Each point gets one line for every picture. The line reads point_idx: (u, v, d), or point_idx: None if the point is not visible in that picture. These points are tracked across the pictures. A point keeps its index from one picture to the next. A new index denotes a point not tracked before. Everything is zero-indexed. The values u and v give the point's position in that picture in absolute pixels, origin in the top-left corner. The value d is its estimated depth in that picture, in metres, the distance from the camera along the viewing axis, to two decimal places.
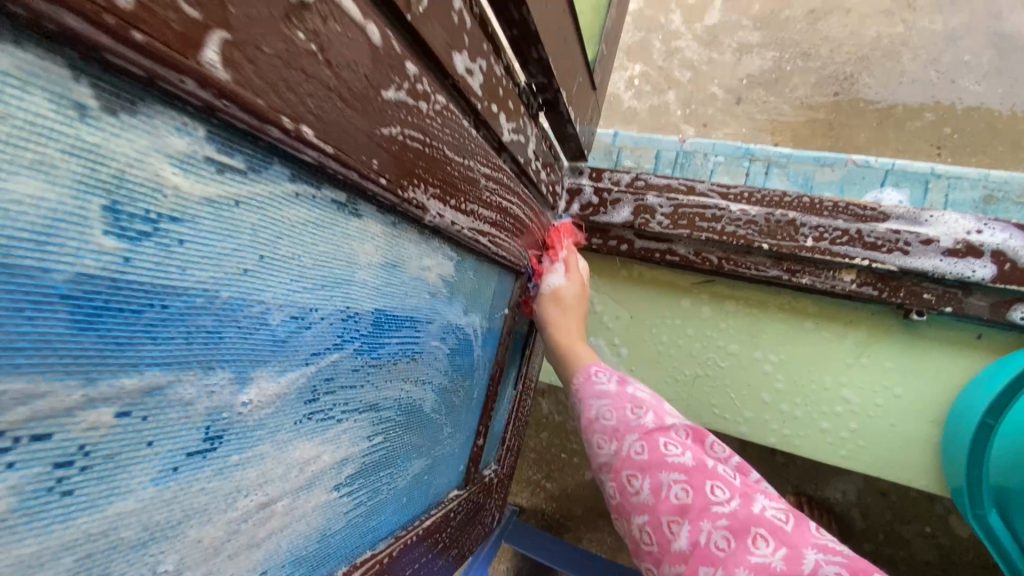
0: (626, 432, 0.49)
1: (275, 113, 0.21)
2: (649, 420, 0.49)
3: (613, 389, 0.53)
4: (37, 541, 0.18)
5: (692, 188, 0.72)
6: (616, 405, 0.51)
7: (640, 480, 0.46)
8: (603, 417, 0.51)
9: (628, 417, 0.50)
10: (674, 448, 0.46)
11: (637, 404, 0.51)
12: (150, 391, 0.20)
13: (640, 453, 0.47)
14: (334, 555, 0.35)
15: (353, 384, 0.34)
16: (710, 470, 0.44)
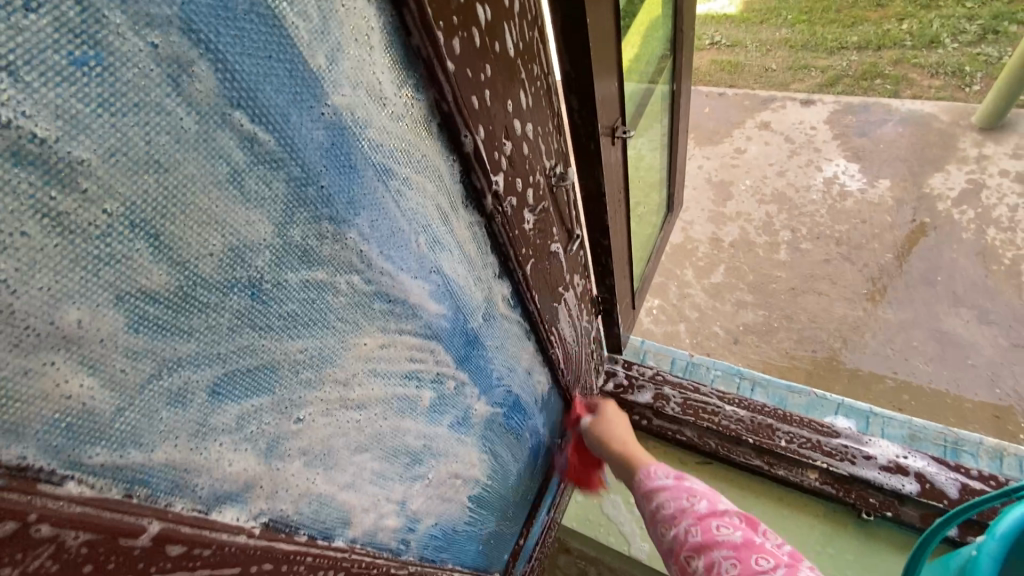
0: (681, 518, 0.53)
1: (532, 290, 0.53)
2: (703, 502, 0.53)
3: (671, 480, 0.57)
4: (423, 425, 0.42)
5: (698, 389, 1.02)
6: (672, 490, 0.55)
7: (696, 560, 0.49)
8: (662, 506, 0.55)
9: (684, 503, 0.54)
10: (727, 529, 0.49)
11: (689, 489, 0.55)
12: (461, 384, 0.47)
13: (694, 535, 0.50)
14: (450, 546, 0.55)
15: (496, 434, 0.58)
16: (758, 546, 0.47)
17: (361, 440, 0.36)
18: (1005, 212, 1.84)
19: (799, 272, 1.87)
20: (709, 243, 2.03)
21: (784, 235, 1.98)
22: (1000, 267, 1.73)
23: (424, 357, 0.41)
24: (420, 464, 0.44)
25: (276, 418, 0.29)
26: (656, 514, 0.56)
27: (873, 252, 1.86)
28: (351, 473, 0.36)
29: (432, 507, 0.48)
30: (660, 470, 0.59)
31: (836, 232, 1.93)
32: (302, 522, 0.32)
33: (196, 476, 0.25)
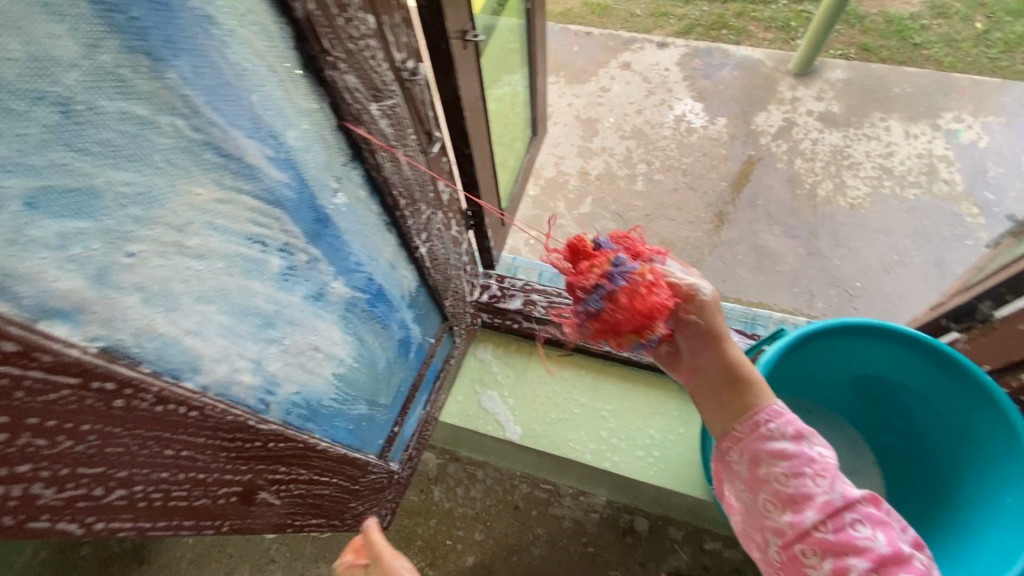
0: (805, 504, 0.52)
1: (392, 183, 0.56)
2: (832, 493, 0.52)
3: (793, 444, 0.54)
4: (274, 290, 0.46)
5: (560, 293, 1.13)
6: (795, 463, 0.53)
7: (821, 557, 0.51)
8: (778, 478, 0.54)
9: (812, 486, 0.52)
10: (864, 528, 0.51)
11: (816, 470, 0.53)
12: (318, 262, 0.50)
13: (823, 529, 0.51)
14: (315, 421, 0.60)
15: (361, 320, 0.62)
16: (900, 558, 0.50)
17: (204, 290, 0.39)
18: (808, 145, 2.19)
19: (653, 200, 2.11)
20: (578, 176, 2.19)
21: (641, 167, 2.19)
22: (803, 191, 2.08)
23: (271, 226, 0.43)
24: (273, 328, 0.47)
25: (105, 247, 0.31)
26: (770, 486, 0.54)
27: (711, 182, 2.14)
28: (196, 319, 0.39)
29: (291, 376, 0.52)
30: (779, 431, 0.55)
31: (683, 164, 2.18)
32: (143, 356, 0.35)
33: (15, 284, 0.27)
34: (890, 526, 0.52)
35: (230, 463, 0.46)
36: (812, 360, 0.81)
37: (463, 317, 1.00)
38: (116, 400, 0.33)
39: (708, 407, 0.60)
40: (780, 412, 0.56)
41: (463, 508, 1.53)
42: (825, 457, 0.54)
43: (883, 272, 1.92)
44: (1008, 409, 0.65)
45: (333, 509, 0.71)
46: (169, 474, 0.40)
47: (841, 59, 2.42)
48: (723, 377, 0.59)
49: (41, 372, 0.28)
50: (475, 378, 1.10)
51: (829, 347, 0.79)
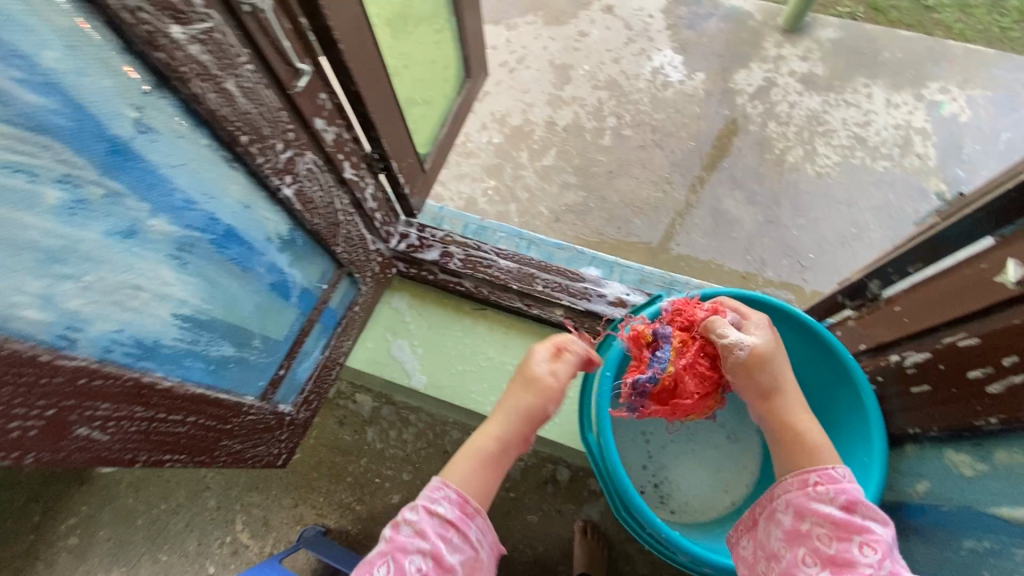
0: (846, 569, 0.53)
1: (219, 115, 0.53)
2: (874, 567, 0.52)
3: (840, 511, 0.56)
4: (57, 223, 0.44)
5: (480, 247, 1.11)
6: (846, 529, 0.55)
7: None
8: (822, 541, 0.55)
9: (854, 551, 0.53)
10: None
11: (865, 539, 0.54)
12: (118, 195, 0.48)
13: None
14: (153, 360, 0.59)
15: (204, 259, 0.60)
16: None
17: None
18: (785, 108, 2.10)
19: (617, 156, 2.06)
20: (544, 126, 2.11)
21: (610, 121, 2.11)
22: (772, 156, 2.02)
23: (34, 154, 0.40)
24: (63, 263, 0.46)
25: None
26: (810, 541, 0.56)
27: (679, 140, 2.07)
28: None
29: (103, 312, 0.51)
30: (828, 495, 0.58)
31: (653, 120, 2.10)
32: None
33: None
34: None
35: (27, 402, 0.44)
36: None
37: (367, 265, 0.98)
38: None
39: (776, 449, 0.67)
40: (841, 477, 0.59)
41: (394, 450, 1.58)
42: (878, 531, 0.54)
43: (838, 246, 1.90)
44: (857, 382, 0.67)
45: (195, 447, 0.70)
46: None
47: (843, 16, 2.26)
48: (784, 431, 0.65)
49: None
50: (387, 326, 1.09)
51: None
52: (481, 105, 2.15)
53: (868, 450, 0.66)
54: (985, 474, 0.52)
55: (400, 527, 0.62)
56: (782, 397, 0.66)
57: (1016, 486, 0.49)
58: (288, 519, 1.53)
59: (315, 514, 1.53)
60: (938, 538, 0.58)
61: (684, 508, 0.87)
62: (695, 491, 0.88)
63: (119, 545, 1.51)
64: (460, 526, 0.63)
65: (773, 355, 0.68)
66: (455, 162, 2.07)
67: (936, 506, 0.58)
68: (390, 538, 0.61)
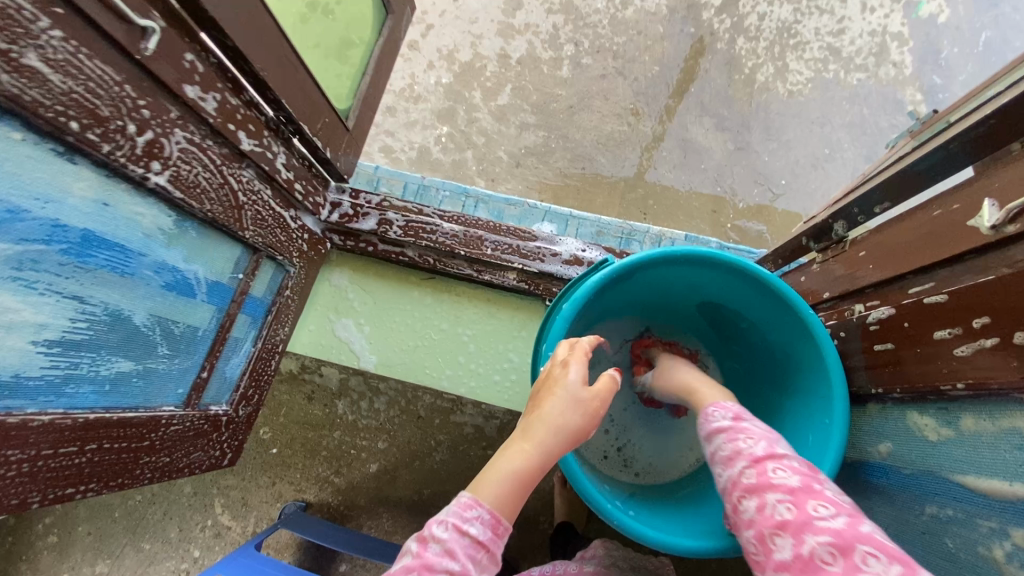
0: (736, 459, 0.58)
1: (23, 99, 0.42)
2: (765, 450, 0.57)
3: (729, 422, 0.62)
4: None
5: (421, 211, 1.01)
6: (733, 432, 0.61)
7: (750, 500, 0.54)
8: (719, 447, 0.60)
9: (741, 445, 0.59)
10: (780, 471, 0.54)
11: (746, 433, 0.60)
12: None
13: (749, 476, 0.55)
14: (21, 396, 0.51)
15: (59, 273, 0.51)
16: (818, 494, 0.51)
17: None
18: (754, 20, 1.91)
19: (577, 89, 1.90)
20: (496, 60, 1.92)
21: (567, 48, 1.93)
22: (741, 76, 1.89)
23: None
24: None
25: None
26: (714, 454, 0.61)
27: (643, 66, 1.91)
28: None
29: None
30: (718, 415, 0.64)
31: (614, 45, 1.92)
32: None
33: None
34: (823, 481, 0.52)
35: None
36: (647, 284, 0.77)
37: (292, 243, 0.88)
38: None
39: None
40: (730, 409, 0.64)
41: (367, 420, 1.55)
42: (756, 429, 0.60)
43: (810, 169, 1.83)
44: (820, 343, 0.61)
45: (110, 474, 0.63)
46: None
47: None
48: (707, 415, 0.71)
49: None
50: (330, 305, 1.02)
51: (661, 273, 0.74)
52: (425, 41, 1.93)
53: (829, 412, 0.62)
54: (950, 439, 0.49)
55: (425, 540, 0.50)
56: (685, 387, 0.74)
57: (983, 454, 0.45)
58: (267, 497, 1.52)
59: (294, 490, 1.52)
60: (898, 500, 0.55)
61: (648, 472, 0.84)
62: (659, 453, 0.85)
63: (98, 539, 1.49)
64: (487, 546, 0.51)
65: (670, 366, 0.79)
66: (403, 108, 1.90)
67: (897, 468, 0.55)
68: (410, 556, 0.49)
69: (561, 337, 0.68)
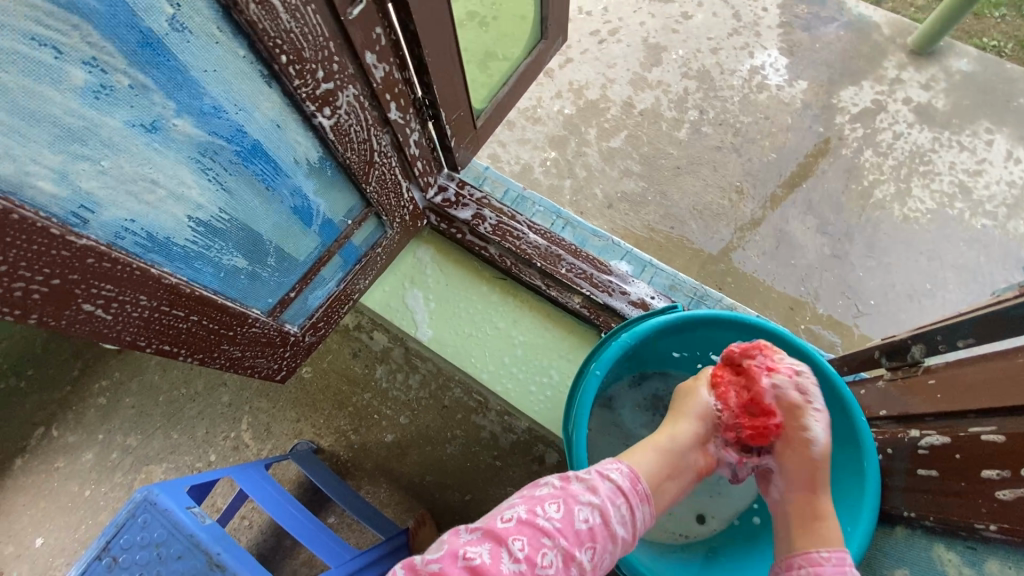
0: None
1: (258, 28, 0.52)
2: None
3: None
4: (79, 105, 0.44)
5: (514, 216, 1.09)
6: None
7: None
8: None
9: None
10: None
11: None
12: (147, 89, 0.48)
13: None
14: (164, 255, 0.61)
15: (226, 168, 0.61)
16: None
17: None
18: (888, 137, 1.90)
19: (689, 153, 1.94)
20: (621, 105, 2.01)
21: (691, 113, 1.98)
22: (858, 187, 1.86)
23: (64, 32, 0.41)
24: (82, 144, 0.46)
25: None
26: None
27: (760, 149, 1.92)
28: None
29: (124, 200, 0.52)
30: None
31: (738, 122, 1.96)
32: None
33: None
34: None
35: (25, 263, 0.47)
36: (704, 340, 0.82)
37: (397, 209, 0.98)
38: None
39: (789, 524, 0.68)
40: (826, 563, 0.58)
41: (397, 392, 1.62)
42: None
43: (905, 298, 1.75)
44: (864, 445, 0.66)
45: (197, 345, 0.73)
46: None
47: (986, 49, 2.00)
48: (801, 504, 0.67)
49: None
50: (408, 274, 1.11)
51: (721, 333, 0.80)
52: (561, 71, 2.05)
53: (855, 519, 0.65)
54: None
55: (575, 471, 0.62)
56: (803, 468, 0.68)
57: None
58: (288, 431, 1.62)
59: (313, 432, 1.62)
60: None
61: None
62: None
63: (139, 414, 1.65)
64: (622, 512, 0.61)
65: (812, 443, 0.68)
66: (522, 125, 2.02)
67: None
68: (562, 477, 0.61)
69: (613, 361, 0.73)
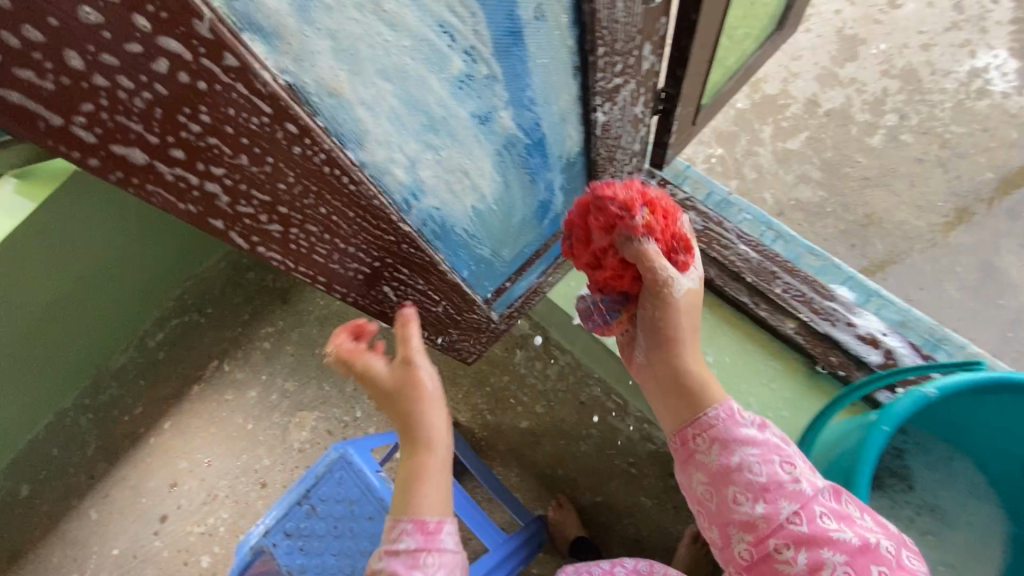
0: (782, 496, 0.57)
1: (597, 18, 0.49)
2: (803, 479, 0.58)
3: (757, 434, 0.62)
4: (447, 94, 0.43)
5: (721, 222, 1.00)
6: (766, 455, 0.60)
7: (793, 549, 0.55)
8: (756, 471, 0.59)
9: (780, 475, 0.58)
10: (831, 522, 0.55)
11: (784, 460, 0.59)
12: (494, 80, 0.47)
13: (797, 521, 0.56)
14: (446, 245, 0.61)
15: (515, 159, 0.60)
16: (872, 551, 0.53)
17: (398, 61, 0.38)
18: None
19: (882, 162, 1.67)
20: (803, 104, 1.74)
21: (888, 118, 1.71)
22: None
23: (463, 20, 0.40)
24: (435, 134, 0.46)
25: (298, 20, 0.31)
26: (741, 482, 0.59)
27: (973, 166, 1.64)
28: (372, 93, 0.38)
29: (441, 190, 0.52)
30: (749, 421, 0.62)
31: (947, 132, 1.67)
32: (322, 109, 0.35)
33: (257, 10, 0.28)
34: (853, 519, 0.56)
35: (364, 245, 0.48)
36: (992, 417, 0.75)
37: None
38: (293, 146, 0.34)
39: (661, 400, 0.68)
40: (725, 418, 0.63)
41: (536, 379, 1.62)
42: (782, 448, 0.61)
43: None
44: None
45: (432, 328, 0.74)
46: (316, 230, 0.42)
47: None
48: (676, 378, 0.66)
49: (244, 90, 0.30)
50: None
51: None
52: None
53: None
54: None
55: (381, 558, 0.59)
56: (676, 341, 0.66)
57: None
58: None
59: (452, 406, 1.65)
60: None
61: None
62: None
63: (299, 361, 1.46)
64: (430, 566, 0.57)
65: (688, 312, 0.67)
66: None
67: None
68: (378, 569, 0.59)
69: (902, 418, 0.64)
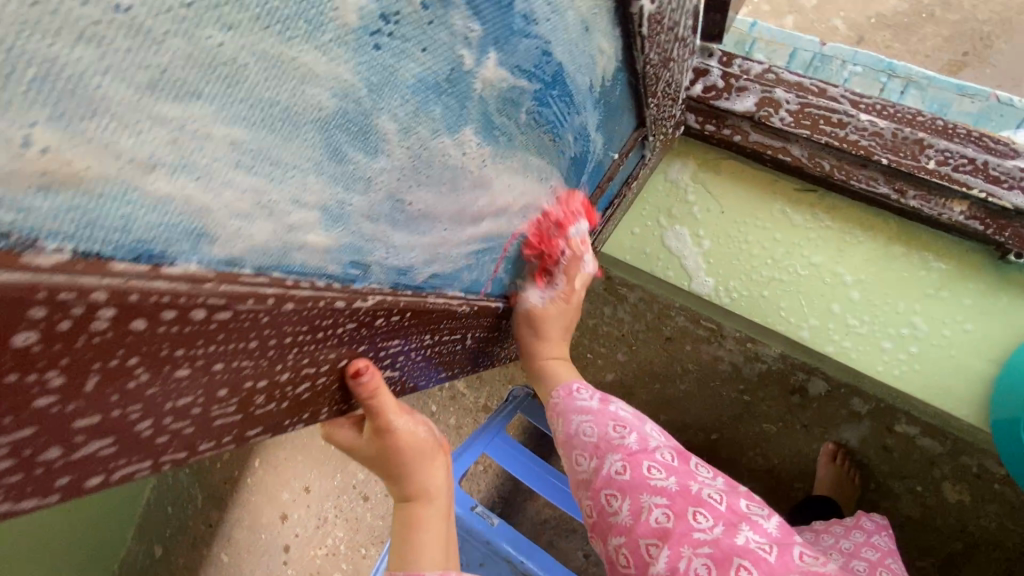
0: (612, 451, 0.55)
1: None
2: (637, 435, 0.56)
3: (595, 404, 0.60)
4: (341, 81, 0.25)
5: (824, 91, 0.70)
6: (599, 418, 0.58)
7: (619, 500, 0.53)
8: (585, 434, 0.57)
9: (610, 434, 0.56)
10: (657, 471, 0.53)
11: (619, 421, 0.57)
12: (426, 22, 0.27)
13: (622, 472, 0.53)
14: (441, 273, 0.44)
15: (514, 123, 0.39)
16: (691, 495, 0.51)
17: (184, 78, 0.19)
18: None
19: None
20: None
21: None
22: None
23: None
24: (352, 149, 0.28)
25: None
26: (576, 445, 0.58)
27: None
28: (185, 142, 0.20)
29: (401, 216, 0.35)
30: (587, 394, 0.61)
31: None
32: (66, 229, 0.18)
33: None
34: (686, 471, 0.53)
35: (302, 353, 0.33)
36: None
37: (666, 121, 0.68)
38: (8, 376, 0.18)
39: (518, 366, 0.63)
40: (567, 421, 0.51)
41: None
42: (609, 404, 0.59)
43: None
44: None
45: (459, 360, 0.60)
46: (190, 405, 0.27)
47: None
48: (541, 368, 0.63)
49: None
50: (663, 206, 0.82)
51: None
52: None
53: None
54: None
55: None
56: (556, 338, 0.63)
57: None
58: None
59: None
60: None
61: None
62: None
63: None
64: None
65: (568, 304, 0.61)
66: None
67: None
68: None
69: None
